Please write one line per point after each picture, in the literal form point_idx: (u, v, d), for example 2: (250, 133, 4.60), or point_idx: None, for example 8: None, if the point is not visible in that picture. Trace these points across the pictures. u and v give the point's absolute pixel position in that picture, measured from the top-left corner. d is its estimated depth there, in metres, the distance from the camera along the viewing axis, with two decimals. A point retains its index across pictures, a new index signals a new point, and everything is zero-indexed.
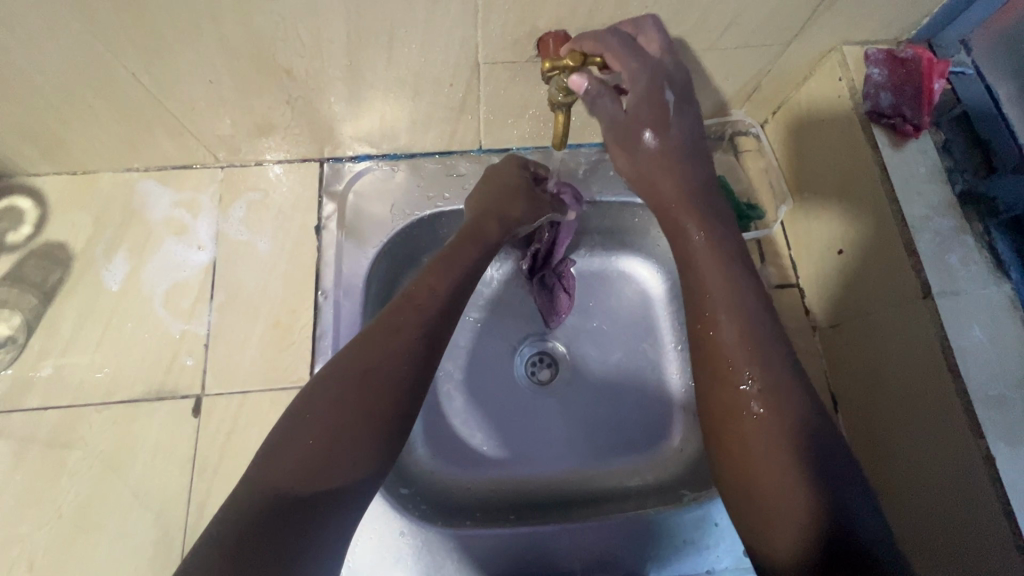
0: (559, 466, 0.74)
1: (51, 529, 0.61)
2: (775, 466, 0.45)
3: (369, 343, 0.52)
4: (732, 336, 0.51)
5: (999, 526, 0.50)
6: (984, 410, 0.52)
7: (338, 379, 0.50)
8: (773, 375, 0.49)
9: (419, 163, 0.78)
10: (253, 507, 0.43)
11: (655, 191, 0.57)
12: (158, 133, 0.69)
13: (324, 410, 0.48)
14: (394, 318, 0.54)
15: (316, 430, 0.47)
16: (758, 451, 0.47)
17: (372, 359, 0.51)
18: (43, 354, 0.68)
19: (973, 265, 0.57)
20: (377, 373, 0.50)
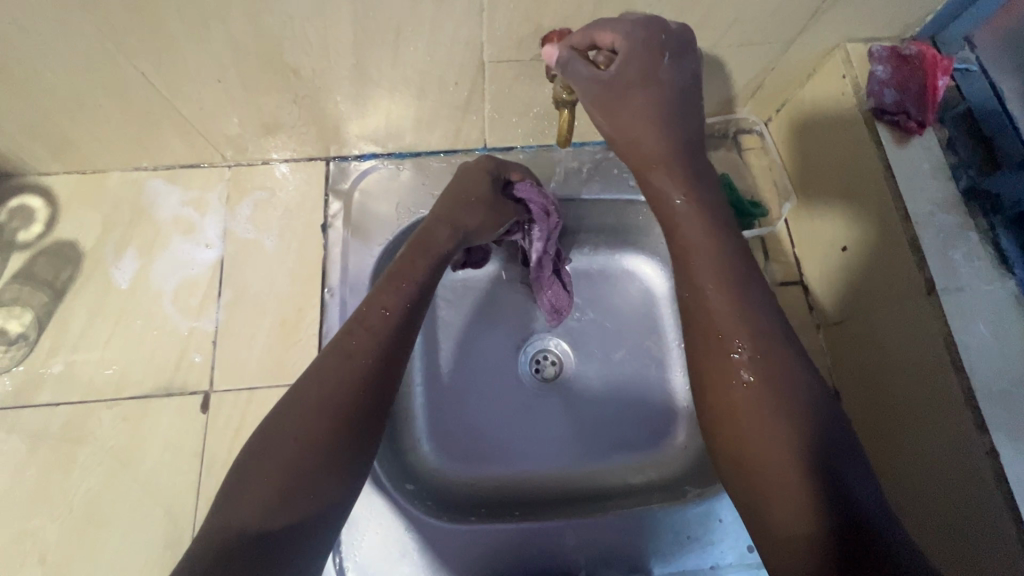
0: (563, 462, 0.74)
1: (63, 523, 0.62)
2: (778, 456, 0.44)
3: (328, 364, 0.51)
4: (724, 306, 0.50)
5: (1004, 523, 0.50)
6: (988, 405, 0.52)
7: (297, 408, 0.49)
8: (771, 363, 0.47)
9: (424, 161, 0.79)
10: (217, 543, 0.42)
11: (642, 153, 0.55)
12: (167, 133, 0.70)
13: (281, 441, 0.47)
14: (348, 340, 0.53)
15: (271, 463, 0.46)
16: (760, 442, 0.45)
17: (322, 384, 0.50)
18: (54, 351, 0.69)
19: (977, 261, 0.57)
20: (327, 401, 0.49)
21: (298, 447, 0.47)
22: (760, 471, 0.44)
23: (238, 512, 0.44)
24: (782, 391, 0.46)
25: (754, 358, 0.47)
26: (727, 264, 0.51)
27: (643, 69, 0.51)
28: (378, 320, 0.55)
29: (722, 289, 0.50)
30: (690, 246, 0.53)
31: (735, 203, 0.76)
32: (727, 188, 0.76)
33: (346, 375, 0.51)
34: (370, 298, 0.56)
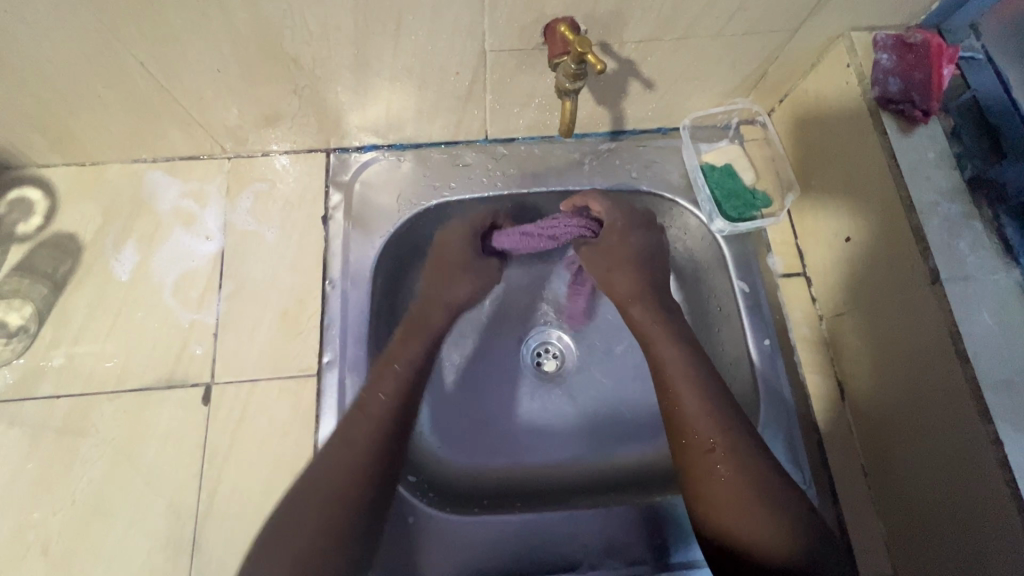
0: (565, 453, 0.74)
1: (66, 515, 0.62)
2: (741, 509, 0.52)
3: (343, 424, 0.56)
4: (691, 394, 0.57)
5: (1007, 512, 0.50)
6: (992, 394, 0.52)
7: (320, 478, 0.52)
8: (728, 432, 0.55)
9: (425, 153, 0.79)
10: None
11: (618, 288, 0.65)
12: (167, 124, 0.70)
13: (311, 497, 0.51)
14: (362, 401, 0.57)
15: (309, 508, 0.51)
16: (727, 505, 0.52)
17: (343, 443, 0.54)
18: (55, 343, 0.68)
19: (981, 250, 0.57)
20: (354, 468, 0.53)
21: (320, 509, 0.50)
22: (732, 529, 0.51)
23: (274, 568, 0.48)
24: (734, 459, 0.54)
25: (719, 433, 0.55)
26: (687, 359, 0.59)
27: (616, 234, 0.67)
28: (393, 384, 0.58)
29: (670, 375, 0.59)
30: (662, 355, 0.60)
31: (736, 191, 0.75)
32: (728, 176, 0.76)
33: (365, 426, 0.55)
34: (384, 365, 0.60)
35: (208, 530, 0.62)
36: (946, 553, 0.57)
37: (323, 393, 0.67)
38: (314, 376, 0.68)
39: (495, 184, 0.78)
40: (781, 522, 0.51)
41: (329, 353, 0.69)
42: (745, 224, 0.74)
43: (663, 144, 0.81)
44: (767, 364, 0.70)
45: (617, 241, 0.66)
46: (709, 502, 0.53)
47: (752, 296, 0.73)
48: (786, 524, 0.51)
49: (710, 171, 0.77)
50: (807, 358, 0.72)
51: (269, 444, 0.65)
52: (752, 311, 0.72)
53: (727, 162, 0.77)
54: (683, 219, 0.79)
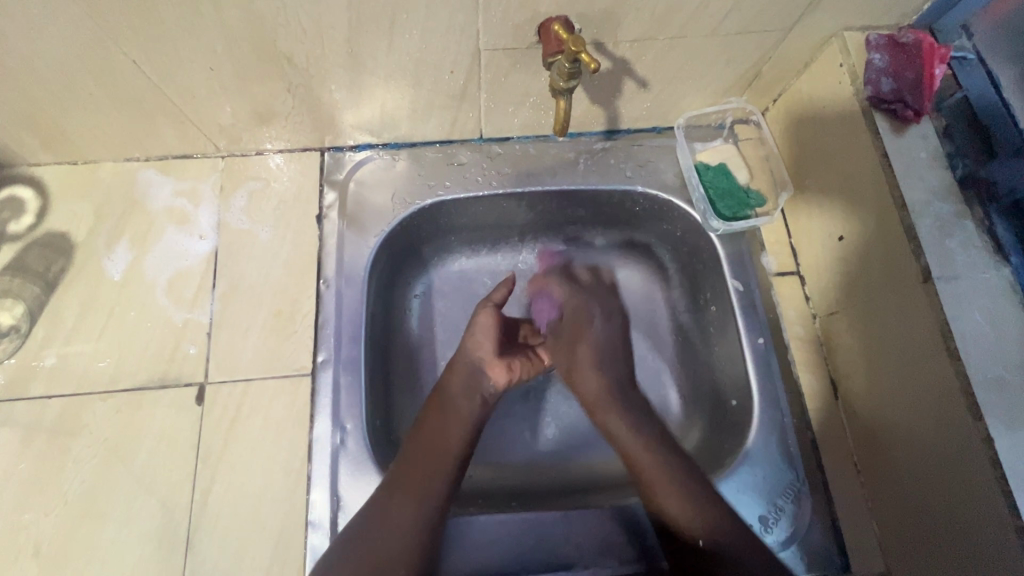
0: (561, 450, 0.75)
1: (58, 516, 0.62)
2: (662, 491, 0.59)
3: (372, 521, 0.56)
4: (597, 394, 0.65)
5: (998, 512, 0.50)
6: (983, 392, 0.52)
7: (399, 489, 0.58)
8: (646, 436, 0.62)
9: (420, 152, 0.79)
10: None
11: (587, 386, 0.66)
12: (160, 122, 0.69)
13: (396, 505, 0.57)
14: (389, 506, 0.57)
15: (393, 518, 0.56)
16: (660, 498, 0.59)
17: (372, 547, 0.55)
18: (46, 343, 0.68)
19: (973, 249, 0.57)
20: (432, 483, 0.58)
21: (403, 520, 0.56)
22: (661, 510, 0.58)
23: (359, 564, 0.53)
24: (660, 458, 0.60)
25: (646, 451, 0.61)
26: (599, 372, 0.66)
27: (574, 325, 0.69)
28: (466, 414, 0.63)
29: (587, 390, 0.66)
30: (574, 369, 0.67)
31: (731, 189, 0.76)
32: (723, 176, 0.77)
33: (396, 527, 0.56)
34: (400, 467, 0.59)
35: (202, 530, 0.62)
36: (937, 551, 0.57)
37: (317, 392, 0.67)
38: (308, 375, 0.68)
39: (490, 183, 0.78)
40: (690, 496, 0.58)
41: (323, 352, 0.68)
42: (739, 223, 0.75)
43: (659, 143, 0.81)
44: (761, 363, 0.71)
45: (574, 330, 0.68)
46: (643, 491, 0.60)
47: (746, 294, 0.73)
48: (692, 498, 0.58)
49: (705, 169, 0.77)
50: (801, 356, 0.72)
51: (263, 443, 0.65)
52: (746, 309, 0.73)
53: (721, 160, 0.78)
54: (678, 219, 0.78)
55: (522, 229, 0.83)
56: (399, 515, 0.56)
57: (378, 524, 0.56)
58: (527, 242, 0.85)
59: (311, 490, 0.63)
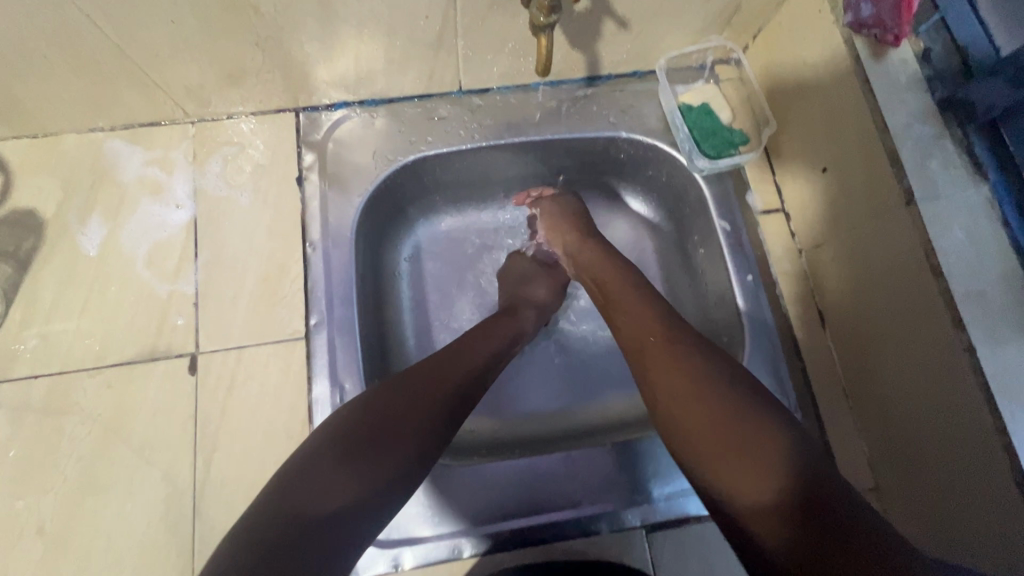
0: (550, 402, 0.78)
1: (57, 494, 0.60)
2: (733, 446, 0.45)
3: (346, 445, 0.46)
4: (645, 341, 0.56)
5: (983, 419, 0.52)
6: (966, 305, 0.54)
7: (378, 411, 0.49)
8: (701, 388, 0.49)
9: (398, 108, 0.77)
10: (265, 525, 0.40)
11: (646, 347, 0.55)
12: (124, 86, 0.66)
13: (379, 429, 0.48)
14: (362, 441, 0.47)
15: (372, 446, 0.47)
16: (744, 475, 0.43)
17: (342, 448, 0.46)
18: (26, 324, 0.66)
19: (953, 169, 0.57)
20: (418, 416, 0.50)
21: (373, 452, 0.46)
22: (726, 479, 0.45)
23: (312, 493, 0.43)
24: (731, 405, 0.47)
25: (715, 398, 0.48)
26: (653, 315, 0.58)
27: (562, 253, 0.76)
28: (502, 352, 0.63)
29: (661, 374, 0.52)
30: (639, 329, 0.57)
31: (715, 128, 0.76)
32: (706, 115, 0.77)
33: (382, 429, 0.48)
34: (406, 381, 0.52)
35: (207, 496, 0.61)
36: (926, 460, 0.60)
37: (313, 354, 0.67)
38: (302, 339, 0.67)
39: (472, 136, 0.77)
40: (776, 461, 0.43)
41: (316, 314, 0.68)
42: (725, 160, 0.74)
43: (640, 87, 0.80)
44: (750, 299, 0.72)
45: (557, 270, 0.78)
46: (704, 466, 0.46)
47: (734, 233, 0.74)
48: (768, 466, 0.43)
49: (688, 110, 0.77)
50: (788, 291, 0.74)
51: (263, 408, 0.65)
52: (733, 248, 0.74)
53: (704, 100, 0.78)
54: (662, 161, 0.79)
55: (507, 184, 0.85)
56: (385, 437, 0.48)
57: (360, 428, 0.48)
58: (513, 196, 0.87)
59: None
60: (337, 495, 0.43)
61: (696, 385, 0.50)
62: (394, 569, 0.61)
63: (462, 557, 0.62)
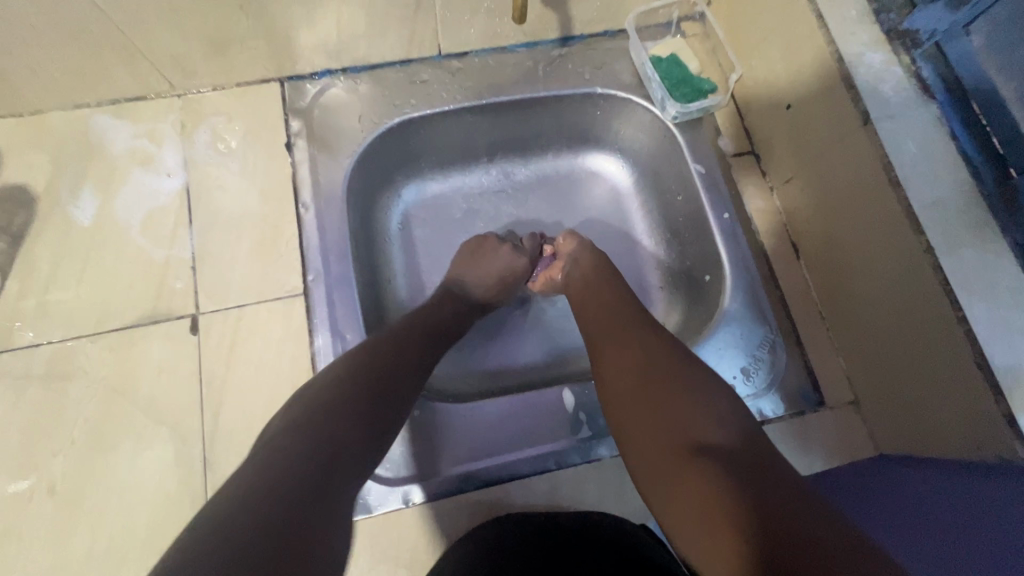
0: (541, 354, 0.82)
1: (67, 455, 0.61)
2: (680, 422, 0.50)
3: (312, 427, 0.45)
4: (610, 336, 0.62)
5: (944, 312, 0.57)
6: (923, 210, 0.58)
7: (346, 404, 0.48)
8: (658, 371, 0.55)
9: (381, 73, 0.79)
10: (237, 515, 0.36)
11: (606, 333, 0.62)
12: (110, 58, 0.67)
13: (339, 421, 0.46)
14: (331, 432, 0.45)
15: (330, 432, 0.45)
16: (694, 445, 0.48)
17: (338, 396, 0.48)
18: (23, 294, 0.66)
19: (903, 91, 0.62)
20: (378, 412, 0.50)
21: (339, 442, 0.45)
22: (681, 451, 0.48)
23: (276, 477, 0.39)
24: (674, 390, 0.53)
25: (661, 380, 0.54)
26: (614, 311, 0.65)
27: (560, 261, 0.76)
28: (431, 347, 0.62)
29: (618, 352, 0.59)
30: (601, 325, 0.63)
31: (684, 77, 0.80)
32: (675, 65, 0.81)
33: (380, 388, 0.52)
34: (395, 352, 0.57)
35: (218, 447, 0.63)
36: (897, 365, 0.64)
37: (312, 307, 0.68)
38: (300, 295, 0.69)
39: (455, 97, 0.80)
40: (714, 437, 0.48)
41: (314, 269, 0.70)
42: (696, 104, 0.78)
43: (612, 45, 0.84)
44: (727, 233, 0.77)
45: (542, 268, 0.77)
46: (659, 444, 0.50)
47: (708, 174, 0.79)
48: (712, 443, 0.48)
49: (658, 61, 0.81)
50: (763, 225, 0.79)
51: (266, 361, 0.66)
52: (709, 188, 0.78)
53: (672, 52, 0.82)
54: (639, 112, 0.83)
55: (490, 147, 0.88)
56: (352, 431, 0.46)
57: (359, 394, 0.50)
58: (496, 160, 0.90)
59: None
60: (343, 438, 0.45)
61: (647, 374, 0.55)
62: (406, 505, 0.63)
63: (465, 491, 0.64)
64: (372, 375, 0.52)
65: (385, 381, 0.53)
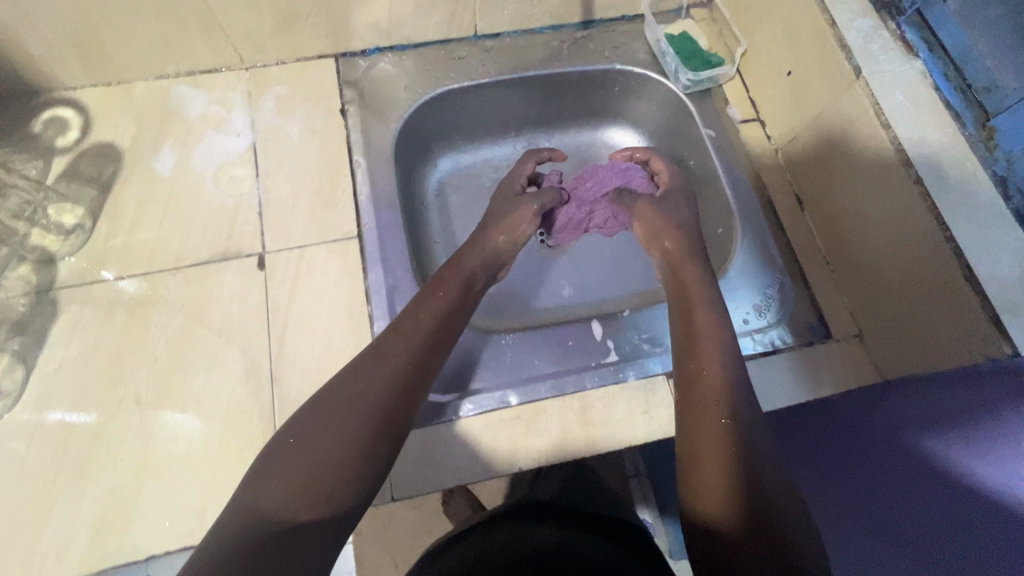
0: (570, 299, 0.90)
1: (149, 370, 0.69)
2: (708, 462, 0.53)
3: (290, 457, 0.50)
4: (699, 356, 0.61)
5: (932, 236, 0.64)
6: (911, 147, 0.66)
7: (320, 417, 0.53)
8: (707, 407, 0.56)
9: (423, 51, 0.89)
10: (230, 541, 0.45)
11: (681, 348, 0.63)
12: (193, 32, 0.77)
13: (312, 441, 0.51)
14: (295, 454, 0.50)
15: (304, 459, 0.50)
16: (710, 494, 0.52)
17: (311, 452, 0.50)
18: (111, 234, 0.75)
19: (891, 51, 0.71)
20: (356, 431, 0.52)
21: (320, 467, 0.50)
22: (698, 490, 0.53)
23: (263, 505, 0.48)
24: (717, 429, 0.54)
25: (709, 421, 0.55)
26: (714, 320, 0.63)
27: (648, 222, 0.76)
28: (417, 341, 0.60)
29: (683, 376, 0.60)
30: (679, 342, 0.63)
31: (695, 51, 0.90)
32: (687, 41, 0.91)
33: (354, 440, 0.52)
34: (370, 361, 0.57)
35: (283, 365, 0.70)
36: (896, 293, 0.71)
37: (366, 248, 0.76)
38: (355, 238, 0.77)
39: (489, 72, 0.89)
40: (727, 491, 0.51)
41: (367, 215, 0.78)
42: (706, 73, 0.88)
43: (629, 28, 0.94)
44: (739, 189, 0.85)
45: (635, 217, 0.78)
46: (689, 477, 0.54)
47: (716, 138, 0.87)
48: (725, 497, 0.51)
49: (671, 38, 0.91)
50: (770, 181, 0.87)
51: (325, 295, 0.73)
52: (719, 150, 0.87)
53: (683, 30, 0.92)
54: (655, 84, 0.92)
55: (518, 121, 0.97)
56: (323, 446, 0.51)
57: (328, 410, 0.53)
58: (523, 134, 0.99)
59: (374, 324, 0.73)
60: (318, 487, 0.49)
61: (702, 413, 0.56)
62: (455, 417, 0.69)
63: (506, 404, 0.70)
64: (348, 393, 0.55)
65: (365, 428, 0.53)
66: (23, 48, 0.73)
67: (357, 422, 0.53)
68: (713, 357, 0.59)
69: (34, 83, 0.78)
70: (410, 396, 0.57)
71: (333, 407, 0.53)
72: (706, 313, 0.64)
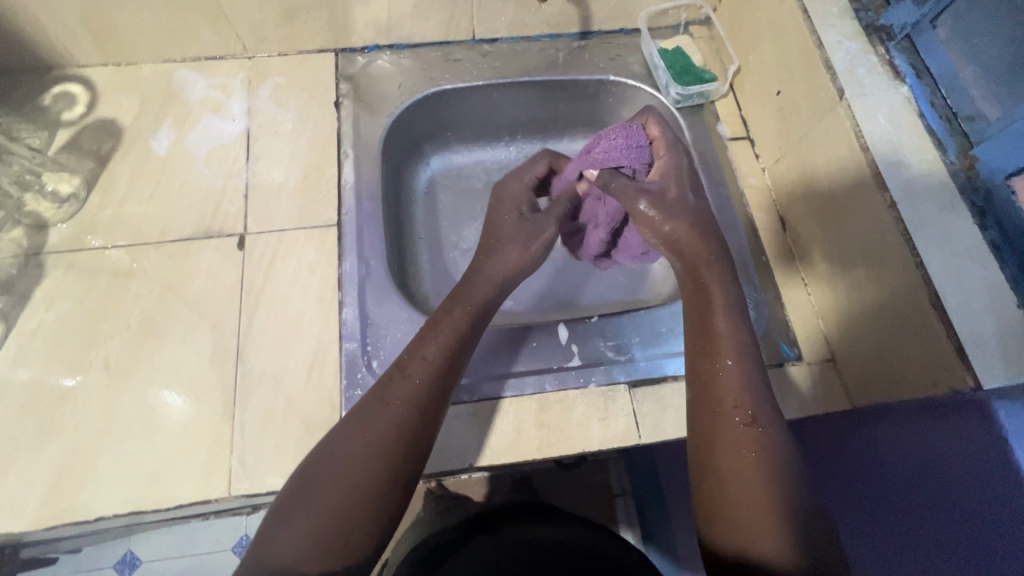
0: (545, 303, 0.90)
1: (121, 338, 0.71)
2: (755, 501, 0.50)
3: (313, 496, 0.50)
4: (734, 377, 0.56)
5: (906, 263, 0.62)
6: (888, 171, 0.65)
7: (339, 455, 0.52)
8: (751, 437, 0.53)
9: (420, 51, 0.92)
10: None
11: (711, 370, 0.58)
12: (198, 19, 0.81)
13: (330, 479, 0.51)
14: (315, 492, 0.51)
15: (328, 496, 0.50)
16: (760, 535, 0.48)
17: (321, 500, 0.50)
18: (102, 206, 0.78)
19: (877, 75, 0.70)
20: (372, 466, 0.51)
21: (342, 503, 0.50)
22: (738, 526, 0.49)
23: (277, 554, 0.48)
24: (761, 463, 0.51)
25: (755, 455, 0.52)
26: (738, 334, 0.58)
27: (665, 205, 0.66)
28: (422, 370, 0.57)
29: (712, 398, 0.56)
30: (708, 360, 0.58)
31: (687, 67, 0.92)
32: (680, 56, 0.92)
33: (362, 480, 0.51)
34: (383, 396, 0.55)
35: (249, 343, 0.71)
36: (871, 320, 0.69)
37: (343, 237, 0.78)
38: (334, 226, 0.79)
39: (484, 75, 0.91)
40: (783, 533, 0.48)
41: (348, 204, 0.80)
42: (695, 87, 0.89)
43: (626, 41, 0.95)
44: (721, 205, 0.84)
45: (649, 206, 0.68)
46: (729, 512, 0.50)
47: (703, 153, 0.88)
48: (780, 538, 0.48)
49: (665, 52, 0.92)
50: (755, 199, 0.86)
51: (298, 279, 0.75)
52: (704, 165, 0.87)
53: (677, 45, 0.94)
54: (647, 97, 0.92)
55: (511, 126, 0.98)
56: (346, 484, 0.51)
57: (338, 451, 0.52)
58: (517, 139, 1.00)
59: (342, 310, 0.74)
60: (346, 521, 0.49)
61: (742, 441, 0.53)
62: None
63: (461, 399, 0.70)
64: (359, 430, 0.53)
65: (380, 467, 0.52)
66: (38, 25, 0.77)
67: (382, 458, 0.52)
68: (737, 392, 0.55)
69: (47, 59, 0.83)
70: (429, 425, 0.55)
71: (345, 447, 0.53)
72: (733, 337, 0.59)
